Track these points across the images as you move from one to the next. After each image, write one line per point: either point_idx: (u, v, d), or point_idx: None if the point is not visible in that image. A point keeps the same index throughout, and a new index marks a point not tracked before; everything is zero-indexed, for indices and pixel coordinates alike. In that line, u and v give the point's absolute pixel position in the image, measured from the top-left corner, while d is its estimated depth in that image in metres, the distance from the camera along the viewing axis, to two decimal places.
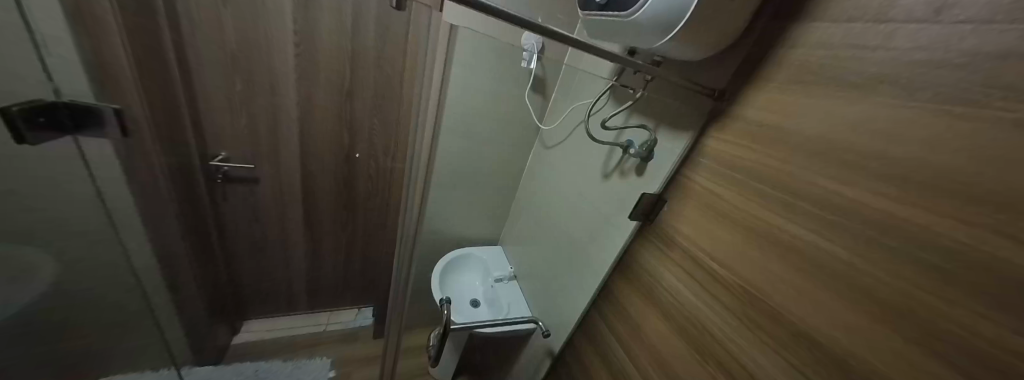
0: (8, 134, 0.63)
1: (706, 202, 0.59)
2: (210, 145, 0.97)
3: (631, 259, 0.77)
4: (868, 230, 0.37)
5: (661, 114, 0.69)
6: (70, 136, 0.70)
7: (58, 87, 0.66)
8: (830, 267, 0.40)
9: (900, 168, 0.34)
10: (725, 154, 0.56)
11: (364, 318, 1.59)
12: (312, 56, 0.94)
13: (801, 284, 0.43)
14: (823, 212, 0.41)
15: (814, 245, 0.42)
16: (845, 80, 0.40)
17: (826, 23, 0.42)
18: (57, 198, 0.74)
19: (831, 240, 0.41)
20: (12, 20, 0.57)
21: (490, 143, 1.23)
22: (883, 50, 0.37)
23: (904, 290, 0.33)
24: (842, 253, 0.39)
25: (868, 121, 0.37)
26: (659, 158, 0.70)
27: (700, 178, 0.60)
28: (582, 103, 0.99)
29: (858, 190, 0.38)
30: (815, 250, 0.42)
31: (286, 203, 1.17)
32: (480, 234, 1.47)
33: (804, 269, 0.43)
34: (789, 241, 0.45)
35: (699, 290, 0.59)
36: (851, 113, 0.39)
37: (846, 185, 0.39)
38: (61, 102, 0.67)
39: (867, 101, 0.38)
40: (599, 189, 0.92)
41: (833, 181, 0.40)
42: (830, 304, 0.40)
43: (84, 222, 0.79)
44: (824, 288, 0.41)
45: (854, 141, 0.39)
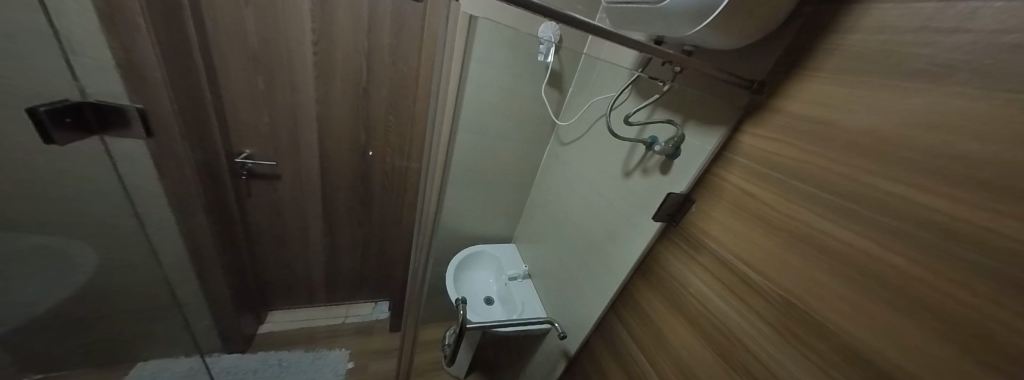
0: (38, 134, 0.66)
1: (739, 203, 0.54)
2: (235, 142, 1.01)
3: (653, 262, 0.73)
4: (933, 239, 0.32)
5: (692, 109, 0.65)
6: (98, 136, 0.73)
7: (84, 87, 0.69)
8: (884, 277, 0.36)
9: (977, 168, 0.29)
10: (762, 151, 0.51)
11: (380, 311, 1.62)
12: (329, 55, 0.95)
13: (847, 294, 0.39)
14: (877, 215, 0.37)
15: (865, 253, 0.38)
16: (910, 69, 0.35)
17: (891, 4, 0.37)
18: (93, 191, 0.79)
19: (884, 247, 0.36)
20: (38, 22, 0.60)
21: (504, 140, 1.21)
22: (961, 33, 0.32)
23: (977, 305, 0.29)
24: (897, 262, 0.35)
25: (937, 114, 0.33)
26: (685, 156, 0.65)
27: (732, 177, 0.56)
28: (604, 98, 0.95)
29: (922, 193, 0.33)
30: (866, 258, 0.38)
31: (306, 200, 1.20)
32: (494, 231, 1.46)
33: (849, 277, 0.39)
34: (833, 246, 0.41)
35: (730, 297, 0.55)
36: (917, 104, 0.34)
37: (907, 186, 0.34)
38: (88, 102, 0.69)
39: (940, 90, 0.33)
40: (618, 187, 0.88)
41: (891, 182, 0.36)
42: (883, 316, 0.36)
43: (113, 216, 0.83)
44: (875, 299, 0.37)
45: (919, 137, 0.34)
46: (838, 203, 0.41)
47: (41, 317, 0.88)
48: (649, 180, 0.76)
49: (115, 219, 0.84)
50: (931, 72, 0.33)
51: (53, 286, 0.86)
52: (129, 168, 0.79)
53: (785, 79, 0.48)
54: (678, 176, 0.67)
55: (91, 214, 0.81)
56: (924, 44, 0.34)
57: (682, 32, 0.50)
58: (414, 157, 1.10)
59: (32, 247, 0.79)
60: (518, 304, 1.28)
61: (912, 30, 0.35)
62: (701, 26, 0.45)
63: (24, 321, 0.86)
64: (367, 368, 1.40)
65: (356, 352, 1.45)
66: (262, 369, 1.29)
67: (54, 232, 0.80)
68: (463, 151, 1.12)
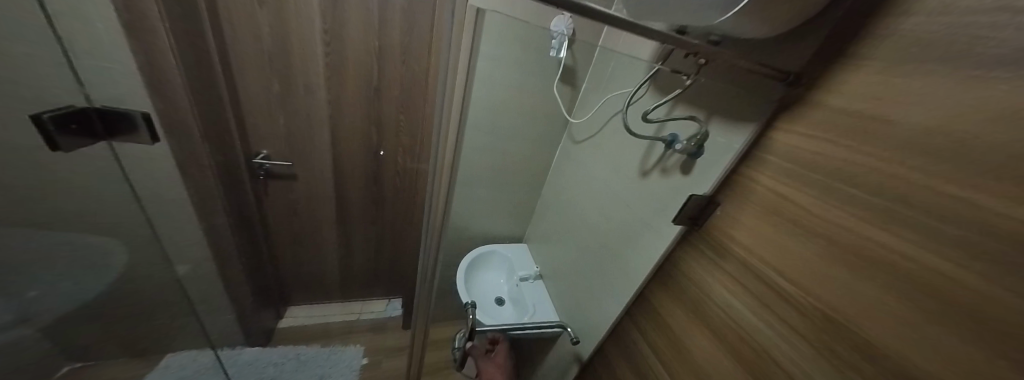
0: (44, 140, 0.69)
1: (771, 206, 0.50)
2: (253, 143, 1.03)
3: (673, 267, 0.69)
4: (996, 247, 0.28)
5: (718, 104, 0.60)
6: (104, 141, 0.75)
7: (90, 94, 0.70)
8: (955, 300, 0.30)
9: None
10: (800, 150, 0.46)
11: (393, 308, 1.64)
12: (341, 56, 0.95)
13: (905, 314, 0.34)
14: (934, 222, 0.32)
15: (927, 267, 0.33)
16: (974, 53, 0.30)
17: None
18: (107, 195, 0.81)
19: (952, 263, 0.31)
20: (42, 29, 0.61)
21: (515, 138, 1.18)
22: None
23: None
24: (955, 274, 0.30)
25: (1002, 104, 0.28)
26: (709, 154, 0.61)
27: (764, 177, 0.52)
28: (620, 93, 0.91)
29: (983, 195, 0.29)
30: (931, 275, 0.32)
31: (321, 199, 1.23)
32: (505, 230, 1.44)
33: (902, 292, 0.34)
34: (886, 257, 0.36)
35: (759, 308, 0.51)
36: (988, 94, 0.29)
37: (976, 193, 0.29)
38: (93, 108, 0.71)
39: (1020, 79, 0.27)
40: (635, 188, 0.84)
41: (951, 183, 0.31)
42: (940, 337, 0.31)
43: (121, 219, 0.86)
44: (932, 318, 0.32)
45: (980, 133, 0.29)
46: (891, 210, 0.36)
47: (78, 310, 0.94)
48: (669, 180, 0.72)
49: (131, 221, 0.87)
50: (1006, 57, 0.28)
51: (87, 282, 0.91)
52: (145, 170, 0.82)
53: (828, 69, 0.43)
54: (701, 176, 0.63)
55: (112, 214, 0.84)
56: (991, 25, 0.29)
57: (709, 20, 0.46)
58: (425, 156, 1.10)
59: (67, 245, 0.83)
60: (529, 306, 1.26)
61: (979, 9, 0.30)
62: (730, 12, 0.41)
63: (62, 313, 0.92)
64: (381, 365, 1.42)
65: (370, 349, 1.47)
66: (281, 362, 1.33)
67: (85, 231, 0.84)
68: (473, 151, 1.10)
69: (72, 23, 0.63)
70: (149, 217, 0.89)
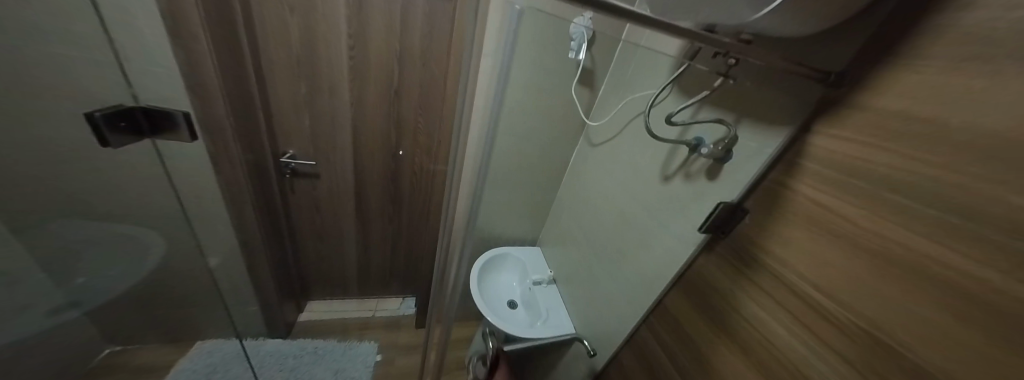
0: (97, 136, 0.74)
1: (806, 216, 0.47)
2: (281, 143, 1.08)
3: (695, 277, 0.66)
4: None
5: (747, 107, 0.57)
6: (150, 138, 0.81)
7: (137, 93, 0.75)
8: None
9: None
10: (842, 154, 0.43)
11: (407, 307, 1.66)
12: (364, 58, 0.98)
13: (968, 339, 0.30)
14: (995, 236, 0.29)
15: (990, 285, 0.29)
16: None
17: None
18: (151, 189, 0.87)
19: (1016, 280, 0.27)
20: (96, 33, 0.67)
21: (531, 140, 1.18)
22: None
23: None
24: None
25: None
26: (738, 159, 0.58)
27: (800, 185, 0.48)
28: (641, 95, 0.89)
29: None
30: (995, 293, 0.29)
31: (342, 198, 1.27)
32: (518, 232, 1.44)
33: (958, 312, 0.31)
34: (942, 273, 0.32)
35: (792, 324, 0.48)
36: None
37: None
38: (140, 107, 0.76)
39: None
40: (655, 193, 0.81)
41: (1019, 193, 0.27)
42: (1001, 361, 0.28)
43: (163, 212, 0.92)
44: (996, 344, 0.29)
45: None
46: (945, 222, 0.33)
47: (121, 296, 1.01)
48: (693, 186, 0.69)
49: (168, 214, 0.93)
50: None
51: (129, 270, 0.97)
52: (183, 165, 0.87)
53: (874, 68, 0.40)
54: (728, 182, 0.60)
55: (150, 207, 0.90)
56: None
57: (742, 18, 0.44)
58: (442, 157, 1.11)
59: (114, 235, 0.90)
60: (542, 310, 1.23)
61: None
62: (764, 11, 0.39)
63: (108, 297, 0.99)
64: (394, 362, 1.44)
65: (384, 346, 1.50)
66: (299, 355, 1.37)
67: (129, 222, 0.90)
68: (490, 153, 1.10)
69: (122, 28, 0.68)
70: (184, 208, 0.94)
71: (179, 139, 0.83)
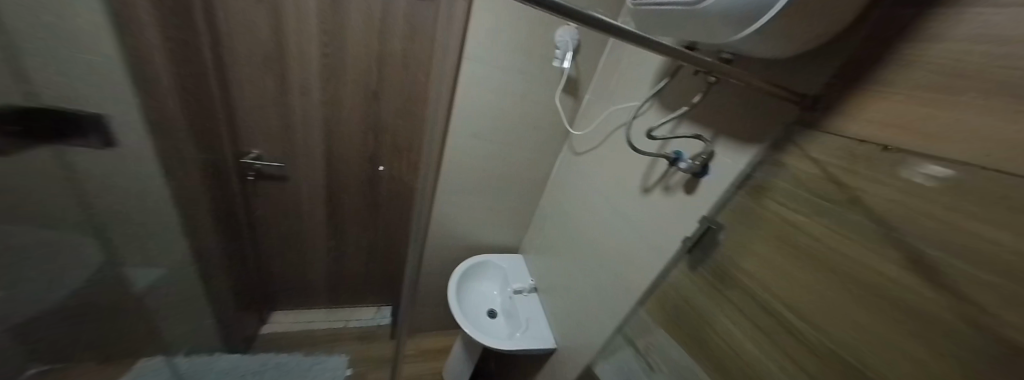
0: None
1: (779, 234, 0.48)
2: (244, 143, 1.00)
3: (671, 289, 0.66)
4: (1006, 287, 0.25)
5: (724, 123, 0.58)
6: (43, 146, 0.62)
7: (38, 91, 0.58)
8: (971, 343, 0.28)
9: None
10: (815, 176, 0.44)
11: (385, 314, 1.47)
12: (340, 57, 0.92)
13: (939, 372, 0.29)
14: (950, 260, 0.30)
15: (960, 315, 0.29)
16: (994, 83, 0.28)
17: (982, 9, 0.30)
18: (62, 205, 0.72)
19: (980, 310, 0.27)
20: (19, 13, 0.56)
21: (515, 148, 1.16)
22: None
23: None
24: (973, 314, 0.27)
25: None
26: (713, 175, 0.59)
27: (772, 202, 0.49)
28: (623, 107, 0.90)
29: (998, 232, 0.26)
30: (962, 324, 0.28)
31: (312, 202, 1.19)
32: (499, 239, 1.43)
33: (911, 328, 0.32)
34: (913, 299, 0.32)
35: (761, 339, 0.48)
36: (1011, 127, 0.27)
37: (1004, 234, 0.26)
38: (37, 105, 0.59)
39: None
40: (635, 204, 0.81)
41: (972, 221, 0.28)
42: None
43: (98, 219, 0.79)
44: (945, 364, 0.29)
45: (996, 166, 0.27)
46: (912, 247, 0.33)
47: None
48: (670, 199, 0.69)
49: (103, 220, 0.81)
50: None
51: None
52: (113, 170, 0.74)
53: (846, 93, 0.42)
54: (706, 197, 0.60)
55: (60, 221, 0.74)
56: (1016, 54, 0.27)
57: (723, 38, 0.44)
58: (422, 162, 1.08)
59: None
60: (522, 320, 1.18)
61: (1003, 38, 0.28)
62: (743, 33, 0.39)
63: None
64: None
65: None
66: (260, 371, 1.08)
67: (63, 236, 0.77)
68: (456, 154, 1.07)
69: None
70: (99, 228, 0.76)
71: (87, 147, 0.67)
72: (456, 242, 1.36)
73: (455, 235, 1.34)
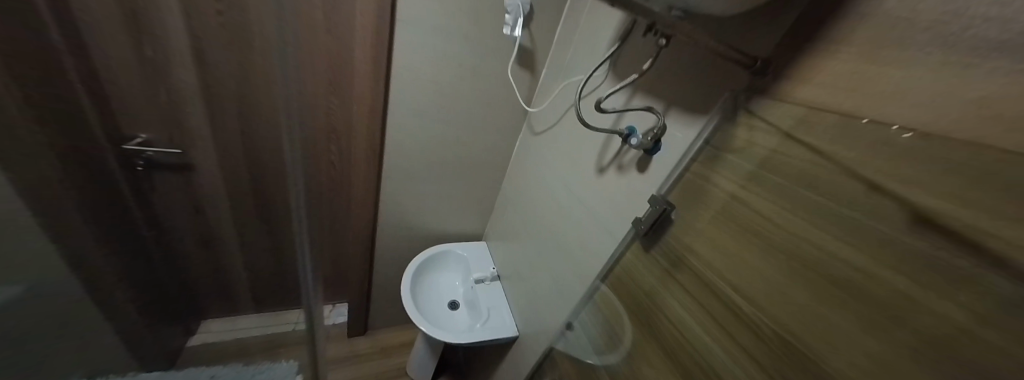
0: None
1: (727, 212, 0.45)
2: (125, 127, 0.82)
3: (624, 272, 0.63)
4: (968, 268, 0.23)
5: (673, 94, 0.54)
6: None
7: None
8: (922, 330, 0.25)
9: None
10: (767, 149, 0.40)
11: (337, 315, 1.53)
12: (242, 16, 0.75)
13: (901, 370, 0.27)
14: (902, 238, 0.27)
15: (924, 307, 0.25)
16: (964, 35, 0.25)
17: None
18: None
19: (953, 304, 0.24)
20: None
21: (469, 128, 1.06)
22: None
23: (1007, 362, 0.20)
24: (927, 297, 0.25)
25: (997, 97, 0.22)
26: (665, 151, 0.54)
27: (722, 180, 0.46)
28: (576, 81, 0.84)
29: (959, 207, 0.23)
30: (926, 316, 0.25)
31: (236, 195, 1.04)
32: (459, 226, 1.36)
33: (859, 313, 0.30)
34: (873, 289, 0.29)
35: (708, 322, 0.46)
36: (982, 86, 0.23)
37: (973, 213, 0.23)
38: None
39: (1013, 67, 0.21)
40: (590, 186, 0.76)
41: (928, 194, 0.25)
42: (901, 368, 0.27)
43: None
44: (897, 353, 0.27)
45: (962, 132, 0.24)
46: (866, 226, 0.30)
47: None
48: (622, 179, 0.64)
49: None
50: (1003, 41, 0.22)
51: None
52: None
53: (797, 55, 0.38)
54: (659, 176, 0.55)
55: None
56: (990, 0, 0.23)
57: None
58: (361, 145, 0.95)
59: None
60: (483, 310, 1.13)
61: None
62: None
63: None
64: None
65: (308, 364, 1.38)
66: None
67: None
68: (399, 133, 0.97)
69: None
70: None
71: None
72: (411, 231, 1.28)
73: (409, 224, 1.25)
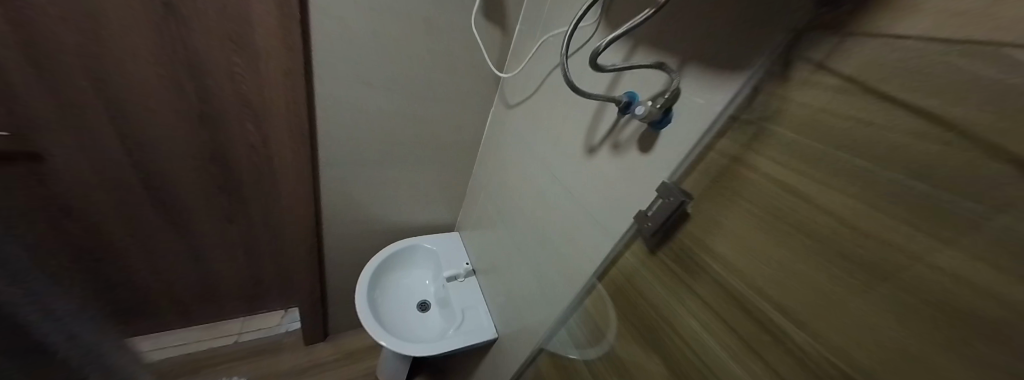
0: None
1: (761, 201, 0.33)
2: None
3: (620, 273, 0.52)
4: None
5: (694, 43, 0.39)
6: None
7: None
8: None
9: None
10: (809, 107, 0.29)
11: (290, 322, 1.34)
12: None
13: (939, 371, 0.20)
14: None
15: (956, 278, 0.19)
16: None
17: None
18: None
19: (993, 270, 0.17)
20: None
21: (427, 102, 0.89)
22: None
23: None
24: None
25: None
26: (680, 122, 0.41)
27: (758, 160, 0.33)
28: (556, 35, 0.67)
29: None
30: (960, 293, 0.19)
31: (122, 192, 0.81)
32: (426, 216, 1.20)
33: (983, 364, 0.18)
34: (893, 265, 0.22)
35: (731, 341, 0.36)
36: None
37: (1016, 134, 0.16)
38: None
39: None
40: (575, 169, 0.63)
41: None
42: None
43: None
44: None
45: None
46: (885, 176, 0.23)
47: None
48: (620, 160, 0.51)
49: None
50: None
51: None
52: None
53: None
54: (670, 156, 0.42)
55: None
56: None
57: None
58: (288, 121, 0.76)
59: None
60: (457, 312, 1.00)
61: None
62: None
63: None
64: None
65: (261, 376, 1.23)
66: None
67: None
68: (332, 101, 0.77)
69: None
70: None
71: None
72: (369, 223, 1.11)
73: (365, 215, 1.08)
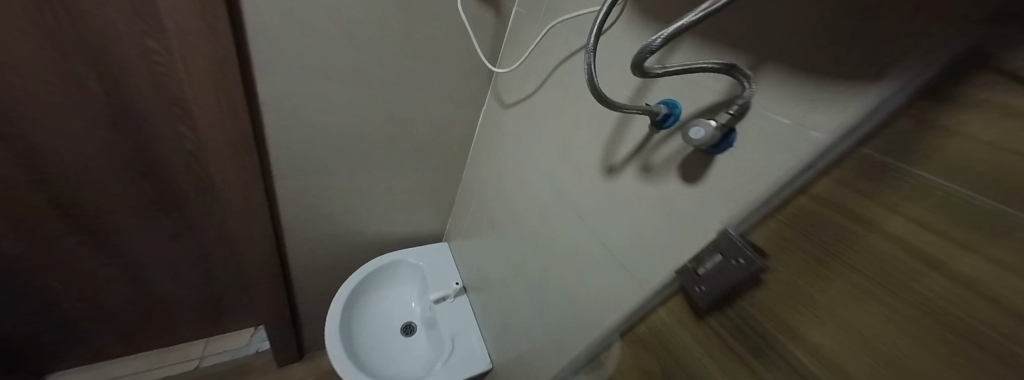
0: None
1: (897, 284, 0.20)
2: None
3: (669, 357, 0.37)
4: None
5: (773, 39, 0.28)
6: None
7: None
8: None
9: None
10: (985, 147, 0.16)
11: (259, 342, 1.24)
12: None
13: None
14: None
15: (964, 282, 0.17)
16: None
17: None
18: None
19: None
20: None
21: (407, 100, 0.75)
22: None
23: None
24: None
25: None
26: (749, 150, 0.30)
27: (895, 223, 0.20)
28: (565, 22, 0.54)
29: None
30: (969, 297, 0.16)
31: (24, 215, 0.65)
32: (411, 225, 1.08)
33: None
34: (944, 296, 0.17)
35: None
36: None
37: None
38: None
39: None
40: (588, 192, 0.52)
41: None
42: None
43: None
44: None
45: None
46: (953, 196, 0.18)
47: None
48: (653, 192, 0.40)
49: None
50: None
51: None
52: None
53: None
54: (731, 198, 0.31)
55: None
56: None
57: None
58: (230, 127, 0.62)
59: None
60: (445, 340, 0.89)
61: None
62: None
63: None
64: None
65: None
66: None
67: None
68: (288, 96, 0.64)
69: None
70: None
71: None
72: (345, 234, 0.99)
73: (340, 227, 0.96)
